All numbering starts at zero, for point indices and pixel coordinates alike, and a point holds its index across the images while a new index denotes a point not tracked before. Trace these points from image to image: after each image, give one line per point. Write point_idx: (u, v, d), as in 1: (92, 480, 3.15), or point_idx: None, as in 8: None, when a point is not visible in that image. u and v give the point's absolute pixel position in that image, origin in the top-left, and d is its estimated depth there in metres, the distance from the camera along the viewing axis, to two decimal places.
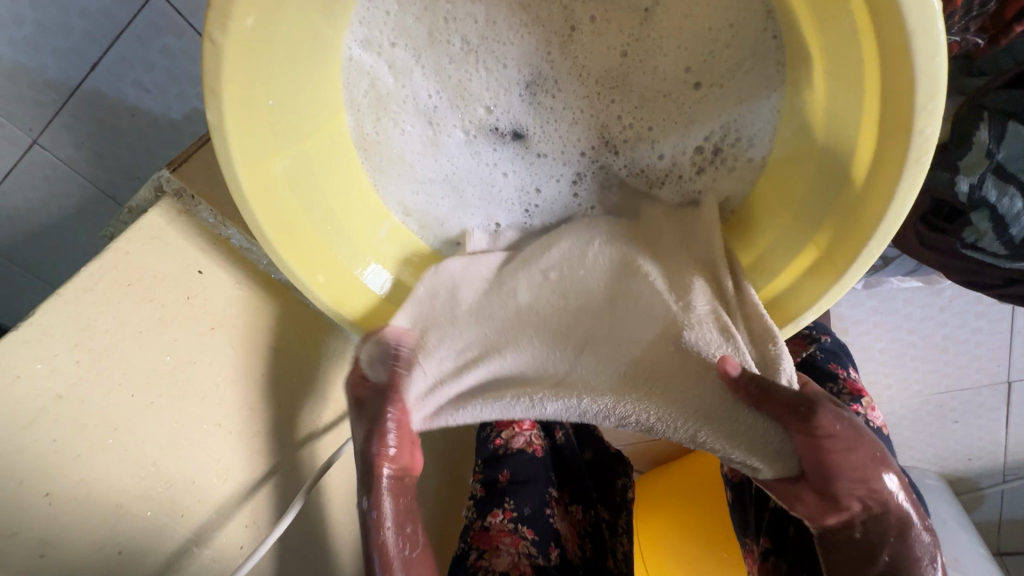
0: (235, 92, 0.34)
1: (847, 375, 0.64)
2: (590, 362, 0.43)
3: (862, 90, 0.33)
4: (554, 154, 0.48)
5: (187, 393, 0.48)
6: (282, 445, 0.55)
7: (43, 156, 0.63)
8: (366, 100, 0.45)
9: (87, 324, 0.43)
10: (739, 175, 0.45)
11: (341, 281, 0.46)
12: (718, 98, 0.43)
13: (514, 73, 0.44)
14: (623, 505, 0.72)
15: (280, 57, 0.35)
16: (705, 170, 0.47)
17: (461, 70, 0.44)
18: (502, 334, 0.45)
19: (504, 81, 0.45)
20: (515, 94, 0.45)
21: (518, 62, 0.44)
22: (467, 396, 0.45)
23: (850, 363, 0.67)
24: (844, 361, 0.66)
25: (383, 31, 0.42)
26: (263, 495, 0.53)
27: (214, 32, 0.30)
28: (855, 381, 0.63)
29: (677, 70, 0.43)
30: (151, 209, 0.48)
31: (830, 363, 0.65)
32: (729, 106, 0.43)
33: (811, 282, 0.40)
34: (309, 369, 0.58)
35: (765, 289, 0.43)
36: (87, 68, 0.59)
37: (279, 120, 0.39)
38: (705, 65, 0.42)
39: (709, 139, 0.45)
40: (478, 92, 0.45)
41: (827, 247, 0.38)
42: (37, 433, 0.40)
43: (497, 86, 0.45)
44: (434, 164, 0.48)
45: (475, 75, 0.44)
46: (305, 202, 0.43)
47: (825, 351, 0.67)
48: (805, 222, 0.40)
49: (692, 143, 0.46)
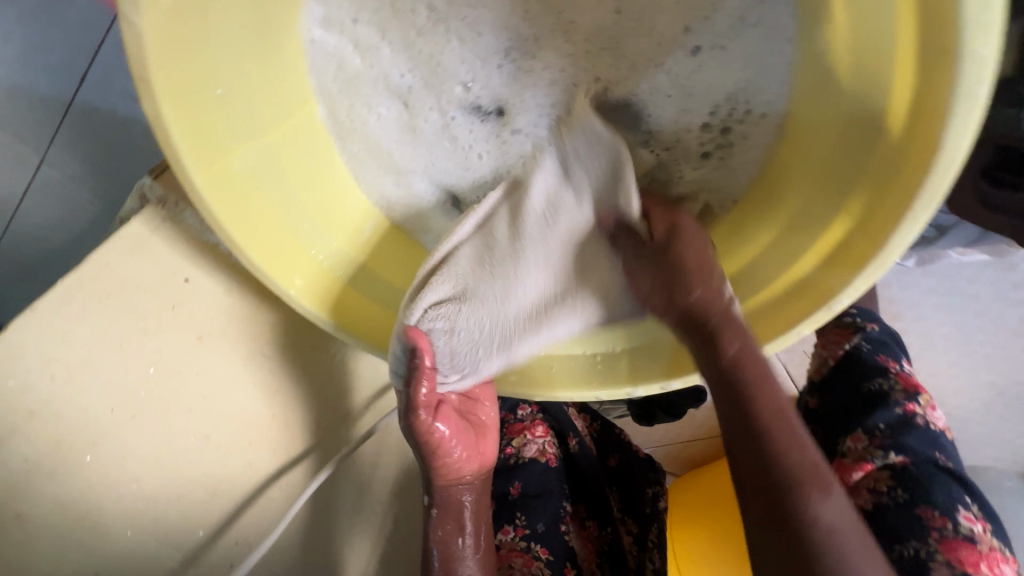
0: (167, 78, 0.31)
1: (900, 369, 0.57)
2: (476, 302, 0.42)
3: (890, 7, 0.27)
4: (529, 131, 0.43)
5: (171, 405, 0.46)
6: (294, 450, 0.51)
7: (51, 174, 0.64)
8: (337, 85, 0.42)
9: (63, 335, 0.42)
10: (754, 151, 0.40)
11: (321, 286, 0.42)
12: (722, 61, 0.38)
13: (487, 45, 0.40)
14: (653, 517, 0.69)
15: (217, 38, 0.33)
16: (727, 142, 0.41)
17: (431, 42, 0.40)
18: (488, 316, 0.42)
19: (479, 54, 0.41)
20: (494, 69, 0.41)
21: (492, 32, 0.40)
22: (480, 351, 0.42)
23: (901, 354, 0.59)
24: (895, 353, 0.58)
25: (342, 7, 0.39)
26: (261, 505, 0.49)
27: (128, 9, 0.28)
28: (910, 376, 0.57)
29: (671, 27, 0.38)
30: (134, 218, 0.45)
31: (878, 356, 0.58)
32: (738, 67, 0.38)
33: (847, 255, 0.32)
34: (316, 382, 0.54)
35: (791, 271, 0.36)
36: (76, 82, 0.60)
37: (232, 112, 0.36)
38: (705, 25, 0.38)
39: (724, 105, 0.40)
40: (453, 66, 0.41)
41: (860, 216, 0.32)
42: (9, 450, 0.40)
43: (472, 61, 0.41)
44: (412, 152, 0.45)
45: (447, 47, 0.40)
46: (273, 197, 0.40)
47: (872, 341, 0.59)
48: (836, 186, 0.34)
49: (708, 111, 0.40)
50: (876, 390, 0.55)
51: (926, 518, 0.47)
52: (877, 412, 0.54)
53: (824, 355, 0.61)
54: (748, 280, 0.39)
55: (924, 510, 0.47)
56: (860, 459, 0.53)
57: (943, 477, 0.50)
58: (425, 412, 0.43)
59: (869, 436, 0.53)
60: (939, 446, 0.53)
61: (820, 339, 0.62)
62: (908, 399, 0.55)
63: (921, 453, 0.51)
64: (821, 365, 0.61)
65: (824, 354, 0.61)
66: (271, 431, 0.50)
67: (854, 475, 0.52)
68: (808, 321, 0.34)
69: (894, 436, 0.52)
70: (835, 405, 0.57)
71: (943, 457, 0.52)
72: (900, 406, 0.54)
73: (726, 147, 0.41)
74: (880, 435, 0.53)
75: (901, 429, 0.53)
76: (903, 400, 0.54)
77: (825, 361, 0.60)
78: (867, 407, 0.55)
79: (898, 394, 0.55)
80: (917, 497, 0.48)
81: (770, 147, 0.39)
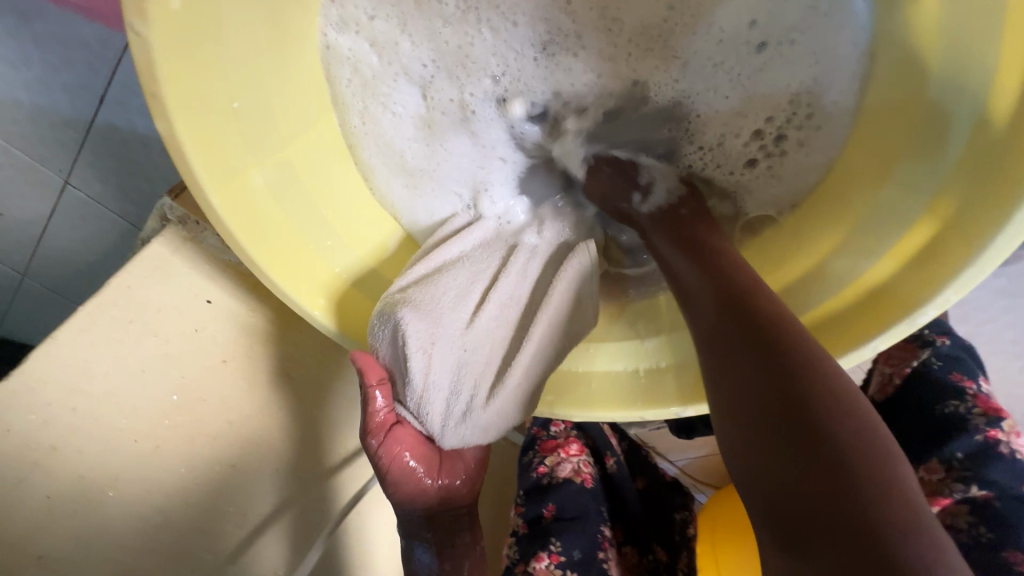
0: (181, 95, 0.29)
1: (977, 389, 0.51)
2: (448, 340, 0.39)
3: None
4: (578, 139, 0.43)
5: (196, 433, 0.44)
6: (316, 479, 0.48)
7: (76, 194, 0.64)
8: (353, 90, 0.40)
9: (84, 367, 0.41)
10: (809, 149, 0.37)
11: (343, 305, 0.40)
12: (789, 57, 0.36)
13: (520, 36, 0.40)
14: (682, 543, 0.66)
15: (231, 48, 0.31)
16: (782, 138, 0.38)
17: (457, 33, 0.39)
18: (448, 357, 0.39)
19: (511, 44, 0.40)
20: (530, 59, 0.40)
21: (527, 19, 0.39)
22: (439, 395, 0.39)
23: (978, 372, 0.53)
24: (969, 369, 0.52)
25: (359, 5, 0.38)
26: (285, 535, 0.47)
27: (135, 20, 0.26)
28: (988, 398, 0.51)
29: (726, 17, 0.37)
30: (155, 240, 0.43)
31: (952, 374, 0.52)
32: (793, 56, 0.36)
33: (935, 258, 0.28)
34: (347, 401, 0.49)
35: (865, 274, 0.31)
36: (96, 101, 0.57)
37: (248, 126, 0.34)
38: (771, 20, 0.36)
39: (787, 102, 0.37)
40: (482, 59, 0.40)
41: (953, 215, 0.28)
42: (27, 489, 0.39)
43: (504, 52, 0.40)
44: (424, 150, 0.43)
45: (475, 38, 0.39)
46: (292, 213, 0.38)
47: (943, 357, 0.53)
48: (919, 180, 0.30)
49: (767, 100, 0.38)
50: (950, 414, 0.50)
51: (1016, 563, 0.43)
52: (954, 439, 0.49)
53: (887, 372, 0.55)
54: (811, 281, 0.34)
55: (1014, 554, 0.43)
56: (936, 493, 0.48)
57: None
58: (379, 436, 0.41)
59: (946, 467, 0.49)
60: None
61: (880, 354, 0.57)
62: (990, 424, 0.49)
63: (1006, 488, 0.46)
64: (885, 383, 0.55)
65: (889, 370, 0.55)
66: (292, 458, 0.47)
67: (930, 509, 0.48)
68: (886, 334, 0.29)
69: (976, 468, 0.47)
70: (901, 427, 0.52)
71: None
72: (980, 432, 0.49)
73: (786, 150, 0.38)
74: (958, 466, 0.48)
75: (983, 460, 0.47)
76: (983, 426, 0.49)
77: (889, 378, 0.55)
78: (943, 433, 0.50)
79: (977, 419, 0.49)
80: (1002, 537, 0.44)
81: (841, 137, 0.35)
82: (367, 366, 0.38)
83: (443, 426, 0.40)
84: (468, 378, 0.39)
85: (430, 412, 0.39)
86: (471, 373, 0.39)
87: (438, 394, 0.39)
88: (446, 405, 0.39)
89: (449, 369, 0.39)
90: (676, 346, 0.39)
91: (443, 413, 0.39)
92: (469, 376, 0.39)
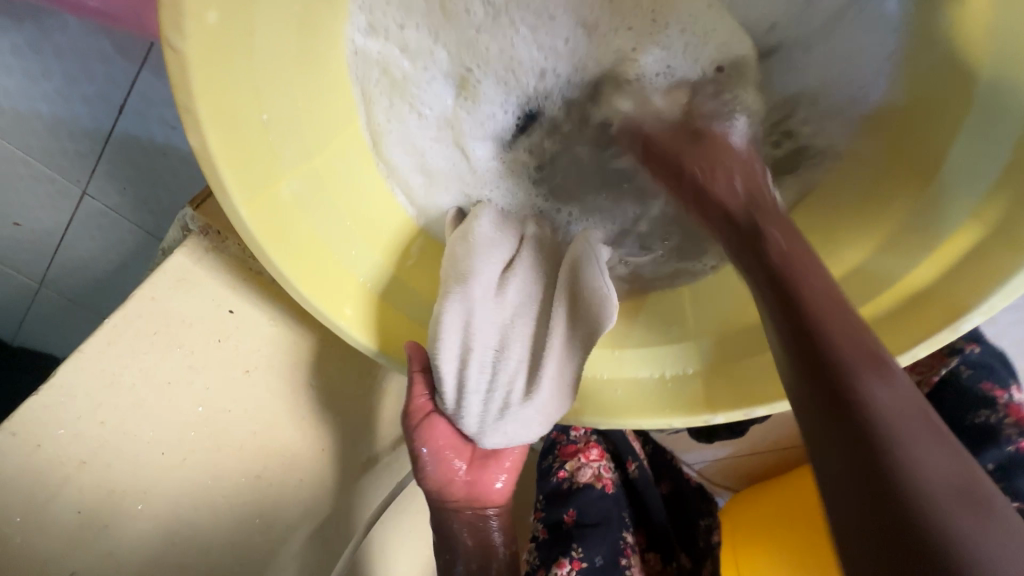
0: (215, 110, 0.29)
1: (1009, 399, 0.50)
2: (490, 337, 0.39)
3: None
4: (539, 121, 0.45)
5: (223, 444, 0.44)
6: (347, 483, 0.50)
7: (94, 204, 0.64)
8: (381, 90, 0.40)
9: (111, 380, 0.40)
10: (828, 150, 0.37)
11: (372, 313, 0.40)
12: (807, 61, 0.37)
13: (548, 32, 0.40)
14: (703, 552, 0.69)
15: (263, 62, 0.31)
16: (791, 138, 0.39)
17: (497, 37, 0.39)
18: (491, 352, 0.39)
19: (548, 37, 0.41)
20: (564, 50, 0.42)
21: (564, 15, 0.39)
22: (479, 392, 0.40)
23: (1011, 379, 0.50)
24: (1002, 377, 0.50)
25: (388, 13, 0.37)
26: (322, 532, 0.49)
27: (172, 36, 0.26)
28: (1022, 408, 0.49)
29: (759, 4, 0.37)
30: (177, 250, 0.43)
31: (981, 384, 0.50)
32: (819, 52, 0.36)
33: (974, 267, 0.28)
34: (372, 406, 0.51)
35: (903, 279, 0.31)
36: (114, 112, 0.57)
37: (277, 139, 0.34)
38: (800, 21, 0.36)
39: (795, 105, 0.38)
40: (525, 57, 0.41)
41: (998, 224, 0.28)
42: (58, 506, 0.38)
43: (547, 46, 0.41)
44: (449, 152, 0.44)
45: (516, 38, 0.40)
46: (320, 223, 0.38)
47: (974, 365, 0.50)
48: (959, 186, 0.30)
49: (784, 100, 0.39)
50: (982, 425, 0.50)
51: None
52: (985, 451, 0.49)
53: (914, 378, 0.54)
54: (851, 281, 0.34)
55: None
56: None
57: None
58: (416, 423, 0.43)
59: None
60: None
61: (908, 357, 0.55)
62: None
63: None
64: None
65: (915, 378, 0.54)
66: (318, 466, 0.48)
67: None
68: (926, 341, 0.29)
69: (1006, 480, 0.48)
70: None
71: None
72: (1012, 443, 0.48)
73: (790, 144, 0.39)
74: (989, 478, 0.48)
75: (1013, 471, 0.48)
76: (1015, 437, 0.48)
77: (916, 386, 0.54)
78: (975, 445, 0.50)
79: (1010, 430, 0.49)
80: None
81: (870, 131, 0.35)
82: (413, 357, 0.40)
83: (481, 424, 0.40)
84: (512, 374, 0.39)
85: (467, 413, 0.40)
86: (509, 370, 0.39)
87: (482, 393, 0.40)
88: (488, 402, 0.40)
89: (489, 364, 0.39)
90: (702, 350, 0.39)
91: (485, 415, 0.40)
92: (506, 376, 0.39)
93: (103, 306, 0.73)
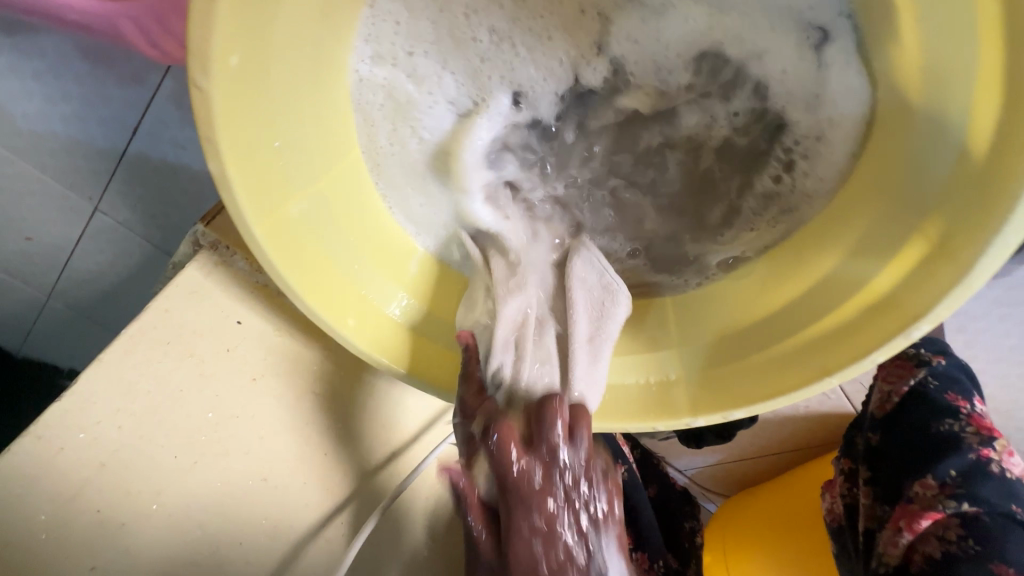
0: (233, 140, 0.32)
1: (971, 409, 0.53)
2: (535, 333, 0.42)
3: (970, 25, 0.27)
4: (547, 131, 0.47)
5: (231, 448, 0.46)
6: (350, 487, 0.51)
7: (106, 220, 0.67)
8: (382, 112, 0.43)
9: (128, 387, 0.43)
10: (818, 171, 0.40)
11: (374, 324, 0.42)
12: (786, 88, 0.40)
13: (548, 55, 0.43)
14: None
15: (275, 94, 0.34)
16: (794, 166, 0.41)
17: (499, 63, 0.43)
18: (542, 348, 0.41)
19: (548, 59, 0.43)
20: (561, 72, 0.44)
21: (561, 38, 0.42)
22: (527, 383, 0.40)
23: (974, 392, 0.54)
24: (966, 389, 0.54)
25: (398, 42, 0.41)
26: (328, 536, 0.50)
27: (199, 78, 0.29)
28: (983, 418, 0.53)
29: (755, 30, 0.40)
30: (189, 264, 0.46)
31: (947, 394, 0.54)
32: (808, 69, 0.39)
33: (925, 277, 0.31)
34: (370, 413, 0.52)
35: (865, 289, 0.34)
36: (129, 133, 0.60)
37: (287, 163, 0.37)
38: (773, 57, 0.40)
39: (812, 133, 0.40)
40: (531, 83, 0.44)
41: (939, 239, 0.31)
42: (81, 504, 0.41)
43: (553, 71, 0.44)
44: (443, 176, 0.46)
45: (518, 63, 0.43)
46: (325, 242, 0.40)
47: (940, 377, 0.54)
48: (907, 204, 0.33)
49: (796, 125, 0.41)
50: (946, 434, 0.53)
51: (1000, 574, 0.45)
52: (949, 458, 0.51)
53: (886, 390, 0.57)
54: (820, 290, 0.37)
55: (997, 564, 0.45)
56: (929, 507, 0.50)
57: (1018, 531, 0.47)
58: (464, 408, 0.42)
59: (940, 483, 0.50)
60: (1017, 496, 0.49)
61: (880, 372, 0.59)
62: (983, 444, 0.51)
63: (995, 505, 0.48)
64: (884, 400, 0.57)
65: (887, 389, 0.57)
66: (322, 470, 0.50)
67: (922, 522, 0.50)
68: (886, 347, 0.32)
69: (967, 485, 0.49)
70: (899, 445, 0.54)
71: (1021, 509, 0.49)
72: (974, 451, 0.51)
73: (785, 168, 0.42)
74: (951, 483, 0.50)
75: (973, 477, 0.50)
76: (976, 445, 0.51)
77: (888, 396, 0.57)
78: (939, 453, 0.52)
79: (971, 438, 0.52)
80: (990, 551, 0.46)
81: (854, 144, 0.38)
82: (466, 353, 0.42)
83: None
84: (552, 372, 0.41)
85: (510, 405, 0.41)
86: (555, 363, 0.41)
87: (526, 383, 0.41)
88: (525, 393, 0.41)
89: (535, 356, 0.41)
90: (684, 356, 0.42)
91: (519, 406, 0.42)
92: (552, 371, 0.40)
93: (111, 317, 0.75)
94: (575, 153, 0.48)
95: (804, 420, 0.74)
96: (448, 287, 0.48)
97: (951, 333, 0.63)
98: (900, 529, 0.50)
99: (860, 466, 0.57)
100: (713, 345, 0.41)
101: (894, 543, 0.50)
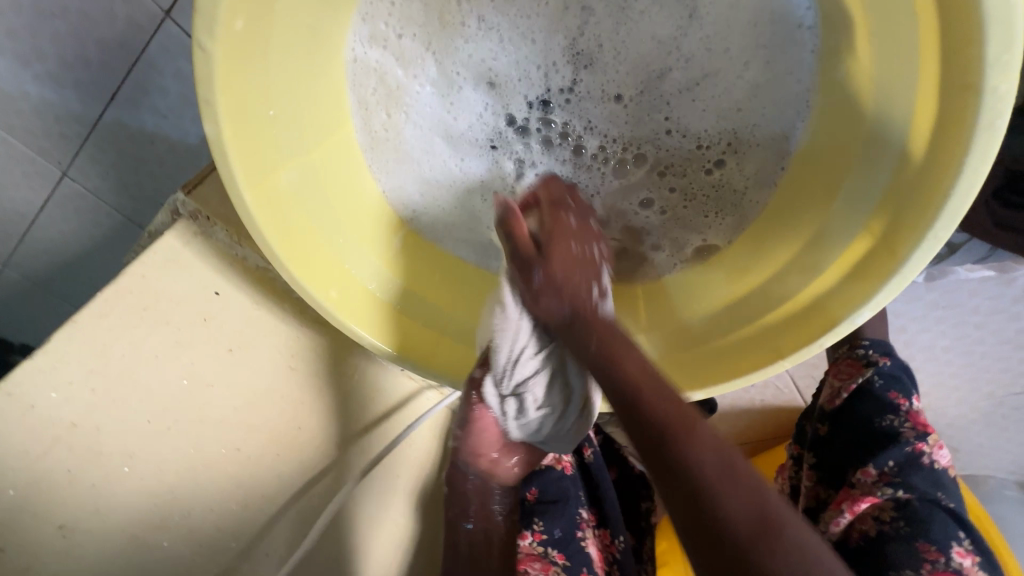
0: (231, 103, 0.33)
1: (910, 407, 0.57)
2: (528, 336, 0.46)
3: (914, 39, 0.30)
4: (527, 121, 0.48)
5: (204, 415, 0.47)
6: (319, 462, 0.51)
7: (73, 187, 0.64)
8: (377, 96, 0.45)
9: (101, 351, 0.43)
10: (758, 169, 0.45)
11: (354, 301, 0.43)
12: (737, 105, 0.45)
13: (529, 54, 0.46)
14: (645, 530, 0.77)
15: (274, 65, 0.36)
16: (723, 161, 0.46)
17: (480, 48, 0.45)
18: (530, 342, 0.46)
19: (528, 60, 0.46)
20: (536, 76, 0.47)
21: (543, 41, 0.46)
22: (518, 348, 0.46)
23: (913, 390, 0.58)
24: (906, 388, 0.58)
25: (390, 24, 0.43)
26: (295, 508, 0.50)
27: (203, 37, 0.30)
28: (918, 414, 0.57)
29: (701, 51, 0.44)
30: (167, 232, 0.45)
31: (890, 392, 0.57)
32: (746, 89, 0.44)
33: (864, 272, 0.34)
34: (342, 393, 0.52)
35: (808, 288, 0.37)
36: (106, 98, 0.57)
37: (281, 131, 0.38)
38: (728, 66, 0.44)
39: (725, 135, 0.46)
40: (505, 72, 0.47)
41: (881, 232, 0.34)
42: (49, 463, 0.42)
43: (524, 66, 0.46)
44: (439, 164, 0.48)
45: (499, 53, 0.46)
46: (315, 215, 0.41)
47: (885, 376, 0.58)
48: (854, 205, 0.36)
49: (704, 130, 0.46)
50: (887, 428, 0.56)
51: (923, 551, 0.49)
52: (888, 449, 0.55)
53: (836, 385, 0.60)
54: (760, 294, 0.40)
55: (921, 543, 0.50)
56: (867, 492, 0.54)
57: (940, 514, 0.52)
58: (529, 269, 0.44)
59: (879, 472, 0.54)
60: (941, 485, 0.54)
61: (832, 369, 0.62)
62: (917, 438, 0.55)
63: (925, 492, 0.53)
64: (833, 395, 0.60)
65: (837, 384, 0.60)
66: (292, 445, 0.50)
67: (861, 505, 0.54)
68: (832, 332, 0.35)
69: (903, 475, 0.53)
70: (843, 435, 0.58)
71: (945, 496, 0.53)
72: (910, 444, 0.55)
73: (733, 156, 0.46)
74: (889, 472, 0.54)
75: (908, 468, 0.54)
76: (912, 440, 0.55)
77: (838, 391, 0.60)
78: (879, 445, 0.55)
79: (908, 432, 0.55)
80: (917, 530, 0.51)
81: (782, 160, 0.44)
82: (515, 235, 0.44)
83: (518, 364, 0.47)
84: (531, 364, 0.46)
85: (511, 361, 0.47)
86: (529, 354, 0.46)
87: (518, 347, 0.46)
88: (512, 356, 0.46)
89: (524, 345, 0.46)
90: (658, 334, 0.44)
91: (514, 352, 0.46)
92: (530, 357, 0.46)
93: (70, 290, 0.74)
94: (571, 146, 0.49)
95: (757, 413, 0.79)
96: (434, 265, 0.48)
97: (894, 334, 0.68)
98: (842, 510, 0.54)
99: (806, 453, 0.61)
100: (699, 326, 0.43)
101: (836, 522, 0.54)
